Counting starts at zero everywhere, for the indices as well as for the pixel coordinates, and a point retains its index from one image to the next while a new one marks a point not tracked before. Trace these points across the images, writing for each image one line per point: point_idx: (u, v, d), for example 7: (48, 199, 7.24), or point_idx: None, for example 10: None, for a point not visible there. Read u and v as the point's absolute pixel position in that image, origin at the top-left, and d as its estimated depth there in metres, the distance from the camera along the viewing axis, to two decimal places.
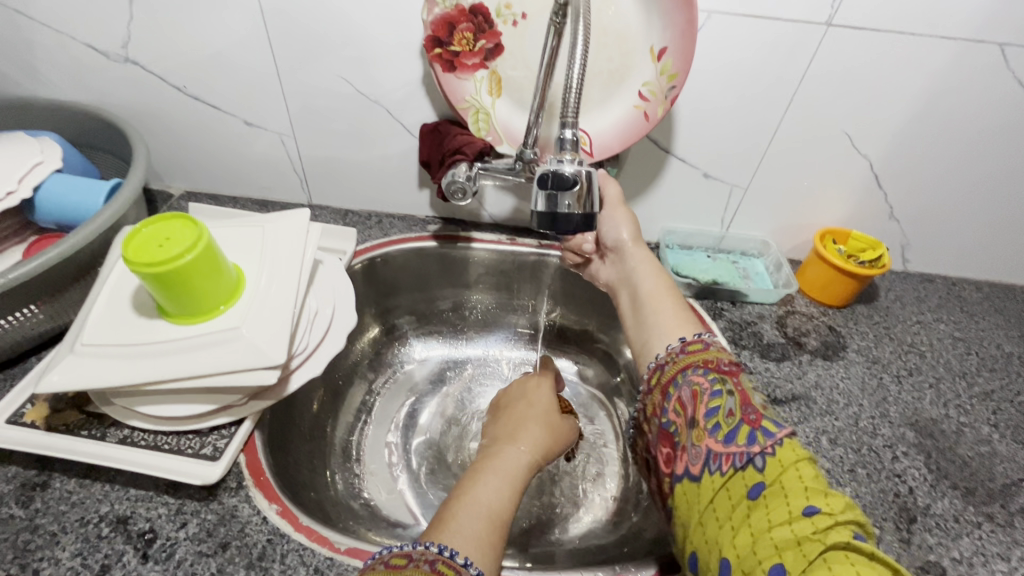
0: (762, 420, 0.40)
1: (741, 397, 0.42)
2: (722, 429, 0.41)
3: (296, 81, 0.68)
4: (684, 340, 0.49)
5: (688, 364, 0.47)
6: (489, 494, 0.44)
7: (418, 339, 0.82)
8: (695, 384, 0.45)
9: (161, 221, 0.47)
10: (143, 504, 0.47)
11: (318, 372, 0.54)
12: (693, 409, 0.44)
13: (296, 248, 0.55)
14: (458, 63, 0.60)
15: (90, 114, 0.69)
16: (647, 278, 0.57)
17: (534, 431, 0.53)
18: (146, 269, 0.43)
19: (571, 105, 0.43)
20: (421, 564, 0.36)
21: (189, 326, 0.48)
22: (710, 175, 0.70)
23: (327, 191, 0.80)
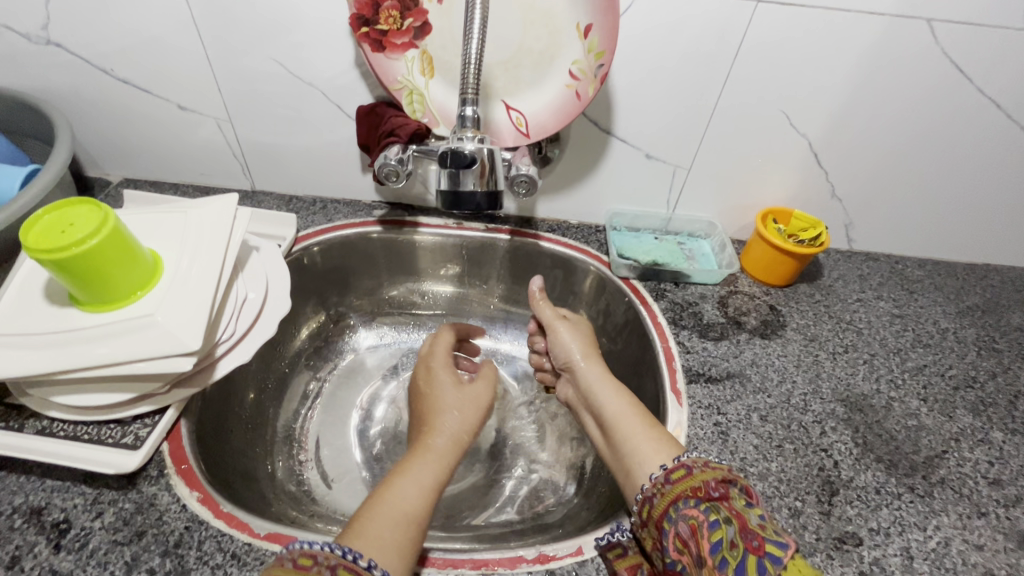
0: (766, 544, 0.36)
1: (738, 522, 0.37)
2: (730, 564, 0.36)
3: (227, 65, 0.66)
4: (666, 468, 0.43)
5: (677, 495, 0.41)
6: (404, 498, 0.44)
7: (367, 326, 0.81)
8: (692, 518, 0.39)
9: (65, 207, 0.45)
10: (59, 496, 0.46)
11: (244, 358, 0.53)
12: (697, 547, 0.38)
13: (220, 233, 0.54)
14: (387, 43, 0.59)
15: (13, 99, 0.67)
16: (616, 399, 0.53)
17: (447, 421, 0.54)
18: (46, 256, 0.42)
19: (471, 82, 0.45)
20: (323, 569, 0.36)
21: (103, 313, 0.47)
22: (652, 156, 0.70)
23: (271, 177, 0.79)
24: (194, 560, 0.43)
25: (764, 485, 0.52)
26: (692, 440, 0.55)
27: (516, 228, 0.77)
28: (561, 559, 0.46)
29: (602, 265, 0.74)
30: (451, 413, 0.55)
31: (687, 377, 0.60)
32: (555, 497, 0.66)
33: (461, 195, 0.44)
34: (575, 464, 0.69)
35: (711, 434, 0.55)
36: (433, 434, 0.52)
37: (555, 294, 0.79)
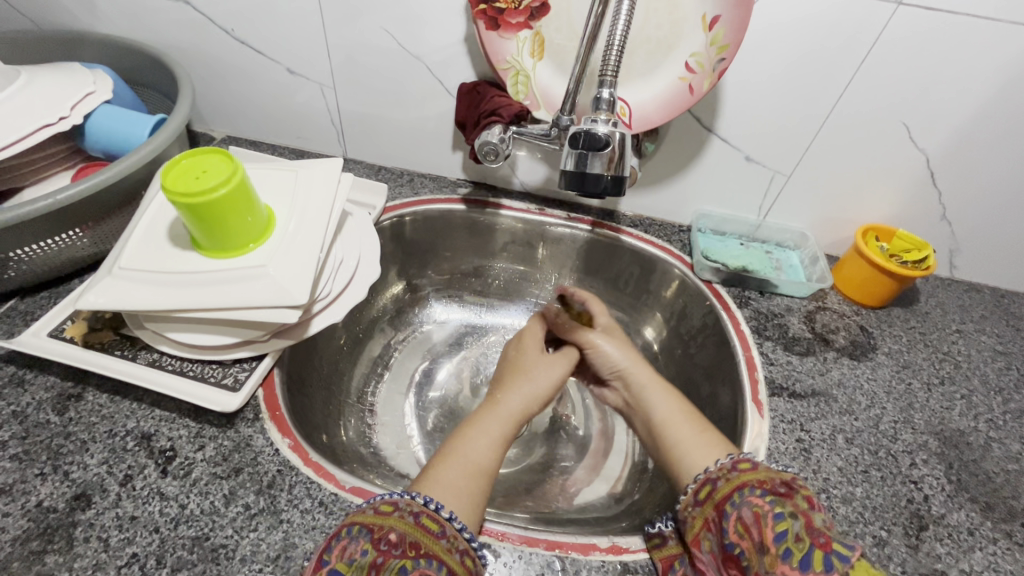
0: (833, 542, 0.36)
1: (805, 518, 0.38)
2: (795, 555, 0.36)
3: (340, 34, 0.68)
4: (735, 456, 0.45)
5: (743, 484, 0.42)
6: (476, 453, 0.47)
7: (440, 302, 0.83)
8: (755, 505, 0.40)
9: (199, 156, 0.48)
10: (166, 425, 0.49)
11: (338, 319, 0.55)
12: (758, 533, 0.38)
13: (328, 195, 0.55)
14: (502, 21, 0.58)
15: (143, 52, 0.71)
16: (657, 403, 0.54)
17: (523, 397, 0.54)
18: (183, 199, 0.44)
19: (611, 64, 0.44)
20: (405, 514, 0.38)
21: (219, 260, 0.50)
22: (751, 159, 0.67)
23: (363, 145, 0.80)
24: (286, 502, 0.45)
25: (847, 509, 0.50)
26: (773, 453, 0.53)
27: (598, 220, 0.77)
28: (634, 553, 0.46)
29: (685, 267, 0.72)
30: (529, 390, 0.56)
31: (769, 390, 0.59)
32: (615, 492, 0.66)
33: (587, 178, 0.44)
34: (636, 462, 0.68)
35: (793, 450, 0.54)
36: (505, 396, 0.54)
37: (629, 290, 0.78)
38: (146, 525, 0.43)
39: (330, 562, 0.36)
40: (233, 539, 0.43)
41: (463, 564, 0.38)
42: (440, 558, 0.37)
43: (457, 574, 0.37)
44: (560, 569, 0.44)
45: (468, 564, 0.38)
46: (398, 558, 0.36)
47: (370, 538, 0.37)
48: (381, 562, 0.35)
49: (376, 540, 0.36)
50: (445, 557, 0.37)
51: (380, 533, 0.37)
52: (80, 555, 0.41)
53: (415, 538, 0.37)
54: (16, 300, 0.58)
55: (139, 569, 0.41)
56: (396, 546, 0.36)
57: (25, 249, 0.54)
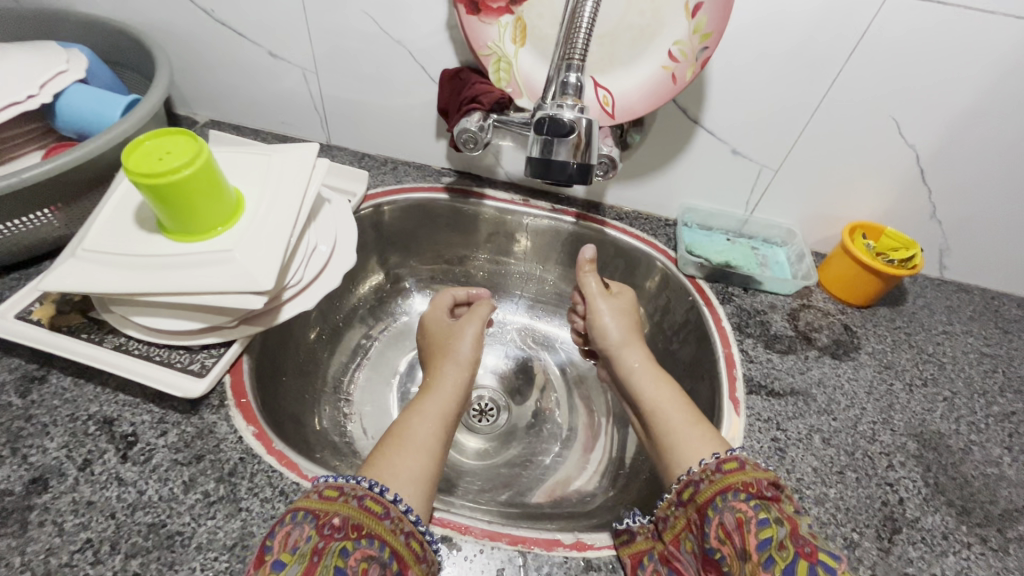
0: (818, 553, 0.36)
1: (790, 526, 0.38)
2: (778, 563, 0.36)
3: (321, 18, 0.66)
4: (718, 454, 0.43)
5: (727, 486, 0.41)
6: (419, 432, 0.47)
7: (422, 292, 0.82)
8: (739, 511, 0.39)
9: (163, 136, 0.47)
10: (129, 411, 0.48)
11: (309, 306, 0.54)
12: (742, 540, 0.38)
13: (300, 180, 0.54)
14: (483, 5, 0.57)
15: (122, 33, 0.69)
16: (650, 391, 0.53)
17: (454, 371, 0.56)
18: (141, 178, 0.43)
19: (576, 46, 0.43)
20: (350, 499, 0.38)
21: (186, 243, 0.49)
22: (738, 152, 0.66)
23: (346, 132, 0.79)
24: (245, 490, 0.45)
25: (819, 511, 0.49)
26: (747, 451, 0.52)
27: (583, 212, 0.76)
28: (598, 550, 0.45)
29: (669, 261, 0.71)
30: (459, 363, 0.57)
31: (747, 387, 0.58)
32: (590, 488, 0.65)
33: (552, 166, 0.42)
34: (613, 458, 0.68)
35: (768, 449, 0.53)
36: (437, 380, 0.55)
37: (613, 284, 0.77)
38: (102, 510, 0.42)
39: (273, 549, 0.36)
40: (190, 527, 0.42)
41: (409, 548, 0.38)
42: (382, 539, 0.37)
43: (401, 556, 0.37)
44: (521, 564, 0.44)
45: (413, 548, 0.39)
46: (339, 541, 0.36)
47: (314, 524, 0.37)
48: (324, 545, 0.35)
49: (320, 526, 0.36)
50: (388, 539, 0.37)
51: (325, 519, 0.37)
52: (33, 539, 0.41)
53: (359, 521, 0.37)
54: None
55: (92, 555, 0.40)
56: (339, 530, 0.36)
57: None
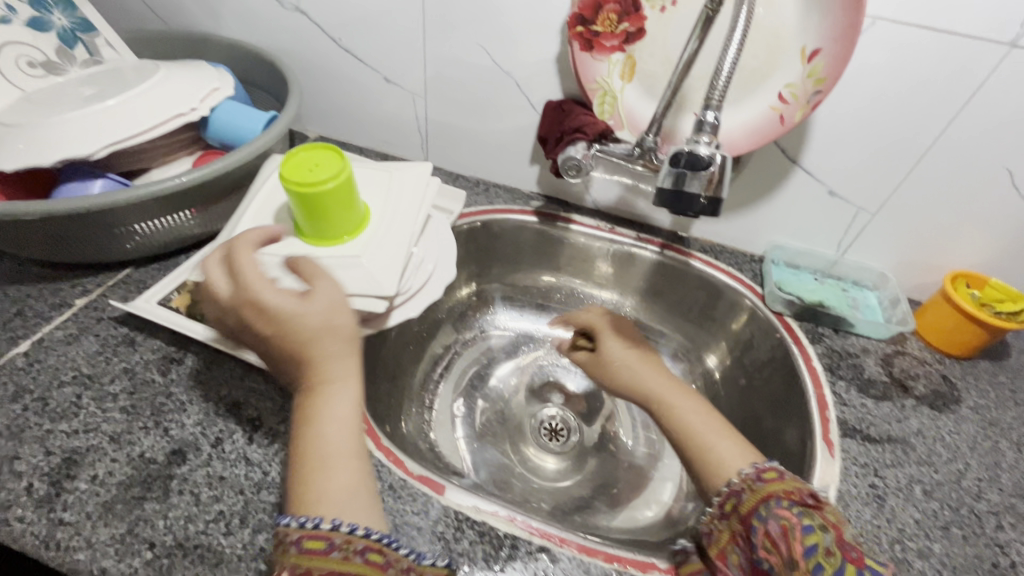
0: (865, 558, 0.38)
1: (836, 532, 0.40)
2: (827, 569, 0.38)
3: (438, 49, 0.71)
4: (759, 467, 0.45)
5: (770, 494, 0.43)
6: (329, 438, 0.42)
7: (503, 308, 0.85)
8: (784, 518, 0.41)
9: (312, 149, 0.51)
10: (253, 397, 0.52)
11: (415, 313, 0.57)
12: (788, 548, 0.39)
13: (417, 199, 0.59)
14: (597, 43, 0.60)
15: (259, 56, 0.77)
16: (680, 408, 0.54)
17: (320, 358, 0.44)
18: (297, 187, 0.48)
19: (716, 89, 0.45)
20: (337, 552, 0.37)
21: (319, 248, 0.53)
22: (835, 193, 0.66)
23: (443, 154, 0.83)
24: None
25: (924, 565, 0.47)
26: (843, 495, 0.51)
27: (668, 242, 0.77)
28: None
29: (756, 297, 0.71)
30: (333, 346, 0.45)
31: (841, 430, 0.57)
32: (666, 518, 0.65)
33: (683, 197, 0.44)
34: (688, 490, 0.67)
35: (866, 495, 0.51)
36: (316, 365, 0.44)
37: (693, 315, 0.78)
38: (232, 486, 0.46)
39: None
40: None
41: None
42: None
43: None
44: None
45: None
46: None
47: None
48: None
49: None
50: None
51: None
52: (174, 505, 0.45)
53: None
54: (130, 269, 0.64)
55: (224, 526, 0.44)
56: None
57: (145, 224, 0.59)
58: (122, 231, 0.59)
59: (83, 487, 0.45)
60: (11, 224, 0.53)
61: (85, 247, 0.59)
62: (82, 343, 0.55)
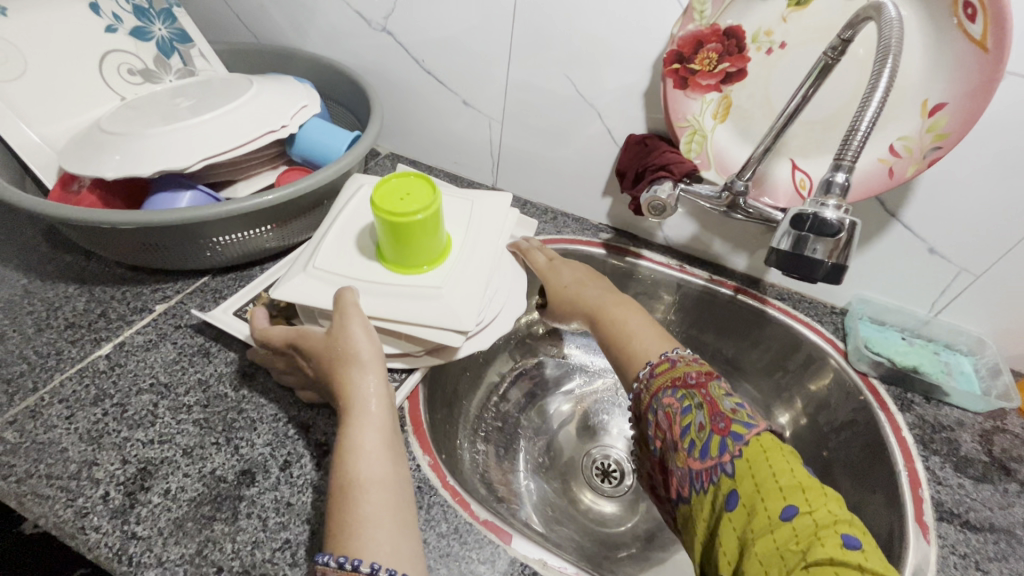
0: (730, 426, 0.42)
1: (708, 408, 0.44)
2: (696, 443, 0.43)
3: (521, 76, 0.71)
4: (650, 362, 0.50)
5: (658, 386, 0.48)
6: (370, 467, 0.42)
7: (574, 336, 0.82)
8: (668, 406, 0.46)
9: (403, 176, 0.52)
10: (322, 420, 0.52)
11: (486, 346, 0.54)
12: (670, 431, 0.45)
13: (495, 233, 0.58)
14: (692, 82, 0.58)
15: (342, 73, 0.78)
16: (617, 311, 0.58)
17: (357, 378, 0.46)
18: (389, 216, 0.48)
19: (850, 148, 0.41)
20: None
21: (402, 275, 0.52)
22: (936, 251, 0.62)
23: (513, 178, 0.82)
24: (423, 521, 0.46)
25: None
26: None
27: (742, 286, 0.74)
28: None
29: (838, 355, 0.67)
30: (362, 371, 0.46)
31: (937, 513, 0.52)
32: None
33: (803, 262, 0.41)
34: None
35: None
36: (353, 390, 0.45)
37: (763, 365, 0.74)
38: (299, 514, 0.45)
39: None
40: None
41: None
42: None
43: None
44: None
45: None
46: None
47: None
48: None
49: None
50: None
51: None
52: (243, 529, 0.44)
53: None
54: (208, 277, 0.65)
55: (291, 556, 0.43)
56: None
57: (228, 236, 0.60)
58: (206, 241, 0.59)
59: (156, 501, 0.45)
60: (106, 230, 0.55)
61: (170, 255, 0.60)
62: (160, 351, 0.56)
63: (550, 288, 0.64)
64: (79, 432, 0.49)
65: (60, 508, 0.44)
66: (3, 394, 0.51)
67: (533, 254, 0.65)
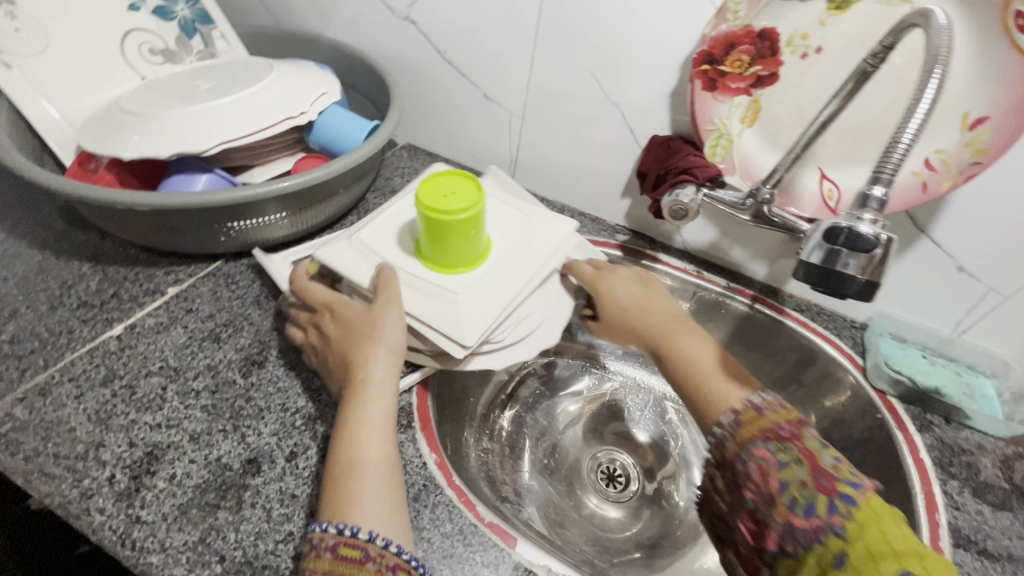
0: (837, 485, 0.39)
1: (810, 463, 0.40)
2: (800, 501, 0.39)
3: (545, 71, 0.69)
4: (736, 409, 0.46)
5: (747, 436, 0.44)
6: (370, 442, 0.43)
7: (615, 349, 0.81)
8: (761, 459, 0.42)
9: (458, 176, 0.51)
10: (330, 412, 0.51)
11: (498, 367, 0.55)
12: (765, 485, 0.41)
13: (541, 257, 0.57)
14: (721, 84, 0.57)
15: (363, 61, 0.77)
16: (685, 343, 0.54)
17: (373, 353, 0.47)
18: (428, 212, 0.48)
19: (891, 160, 0.39)
20: (323, 551, 0.37)
21: (437, 274, 0.53)
22: (964, 270, 0.60)
23: (531, 175, 0.81)
24: (428, 520, 0.46)
25: None
26: None
27: (760, 295, 0.72)
28: None
29: (856, 370, 0.65)
30: (380, 349, 0.48)
31: (953, 539, 0.51)
32: None
33: (832, 276, 0.40)
34: None
35: None
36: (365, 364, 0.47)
37: (778, 377, 0.73)
38: (303, 506, 0.45)
39: None
40: None
41: None
42: None
43: None
44: None
45: None
46: None
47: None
48: None
49: None
50: None
51: None
52: (246, 518, 0.44)
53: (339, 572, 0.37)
54: (221, 262, 0.65)
55: (293, 549, 0.42)
56: None
57: (243, 221, 0.59)
58: (221, 226, 0.59)
59: (161, 486, 0.45)
60: (122, 211, 0.54)
61: (184, 238, 0.60)
62: (170, 334, 0.56)
63: (601, 303, 0.59)
64: (88, 412, 0.49)
65: (67, 488, 0.44)
66: (14, 370, 0.51)
67: (578, 270, 0.60)
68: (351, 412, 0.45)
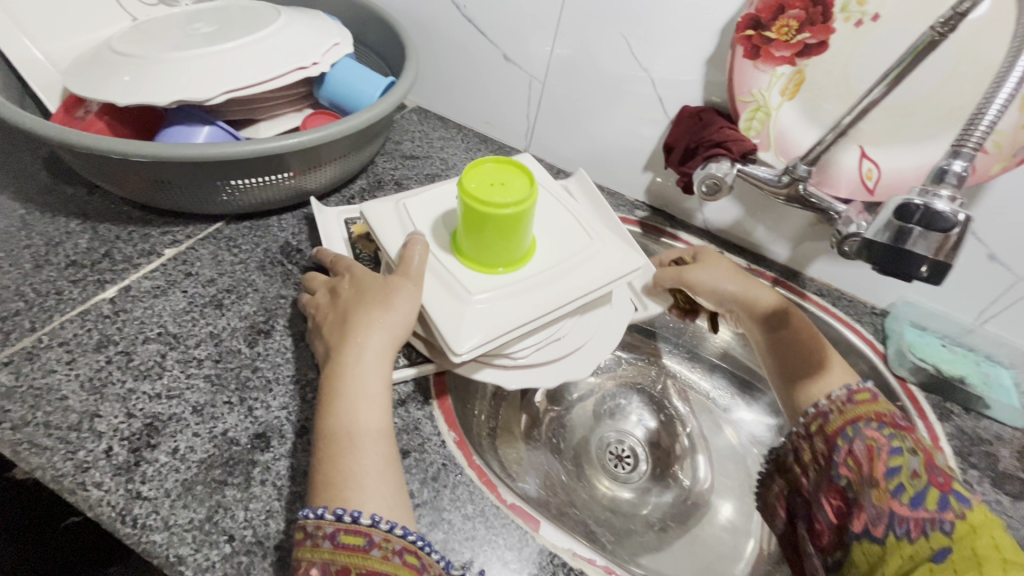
0: (952, 484, 0.40)
1: (925, 458, 0.42)
2: (907, 489, 0.41)
3: (572, 32, 0.65)
4: (853, 389, 0.48)
5: (858, 416, 0.47)
6: (365, 417, 0.40)
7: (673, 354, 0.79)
8: (871, 439, 0.45)
9: (503, 165, 0.48)
10: None
11: (514, 387, 0.50)
12: (870, 466, 0.43)
13: (592, 280, 0.50)
14: (765, 52, 0.54)
15: (374, 13, 0.71)
16: (750, 289, 0.60)
17: (375, 327, 0.44)
18: (469, 198, 0.45)
19: (975, 133, 0.37)
20: (320, 541, 0.35)
21: (472, 271, 0.49)
22: (996, 259, 0.58)
23: (548, 144, 0.77)
24: (448, 501, 0.44)
25: None
26: None
27: (781, 277, 0.70)
28: None
29: (876, 356, 0.64)
30: (384, 326, 0.44)
31: None
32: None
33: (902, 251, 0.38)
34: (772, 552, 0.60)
35: None
36: (363, 336, 0.43)
37: None
38: None
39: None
40: None
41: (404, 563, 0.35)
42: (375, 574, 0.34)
43: None
44: None
45: (409, 560, 0.35)
46: None
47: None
48: None
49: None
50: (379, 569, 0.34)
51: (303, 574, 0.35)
52: (256, 496, 0.41)
53: (347, 563, 0.34)
54: (222, 223, 0.60)
55: None
56: None
57: (243, 180, 0.55)
58: (221, 184, 0.55)
59: (163, 460, 0.42)
60: (116, 162, 0.50)
61: (183, 196, 0.55)
62: (169, 299, 0.52)
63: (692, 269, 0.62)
64: (81, 379, 0.45)
65: (59, 460, 0.41)
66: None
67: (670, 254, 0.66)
68: (345, 387, 0.41)
